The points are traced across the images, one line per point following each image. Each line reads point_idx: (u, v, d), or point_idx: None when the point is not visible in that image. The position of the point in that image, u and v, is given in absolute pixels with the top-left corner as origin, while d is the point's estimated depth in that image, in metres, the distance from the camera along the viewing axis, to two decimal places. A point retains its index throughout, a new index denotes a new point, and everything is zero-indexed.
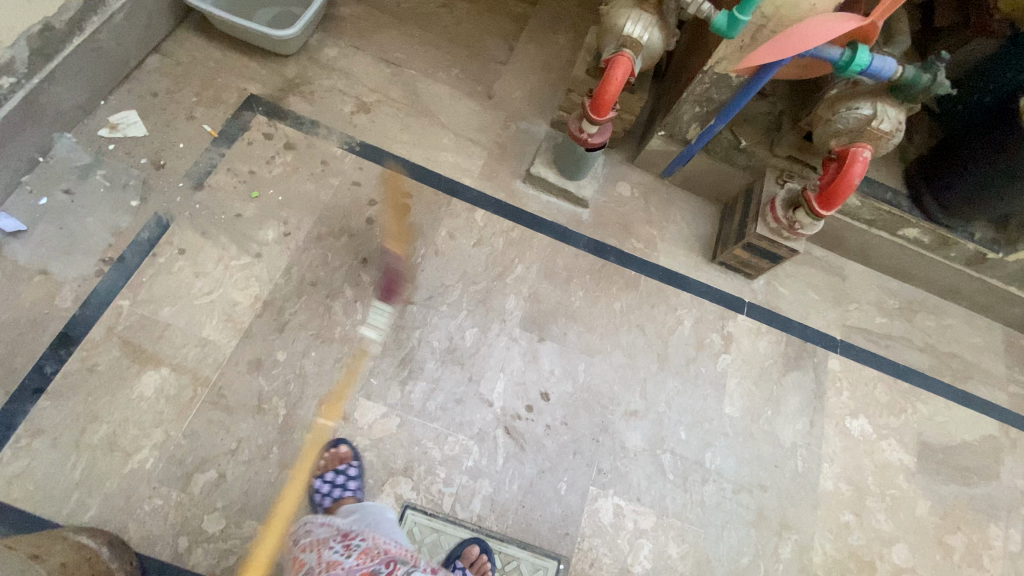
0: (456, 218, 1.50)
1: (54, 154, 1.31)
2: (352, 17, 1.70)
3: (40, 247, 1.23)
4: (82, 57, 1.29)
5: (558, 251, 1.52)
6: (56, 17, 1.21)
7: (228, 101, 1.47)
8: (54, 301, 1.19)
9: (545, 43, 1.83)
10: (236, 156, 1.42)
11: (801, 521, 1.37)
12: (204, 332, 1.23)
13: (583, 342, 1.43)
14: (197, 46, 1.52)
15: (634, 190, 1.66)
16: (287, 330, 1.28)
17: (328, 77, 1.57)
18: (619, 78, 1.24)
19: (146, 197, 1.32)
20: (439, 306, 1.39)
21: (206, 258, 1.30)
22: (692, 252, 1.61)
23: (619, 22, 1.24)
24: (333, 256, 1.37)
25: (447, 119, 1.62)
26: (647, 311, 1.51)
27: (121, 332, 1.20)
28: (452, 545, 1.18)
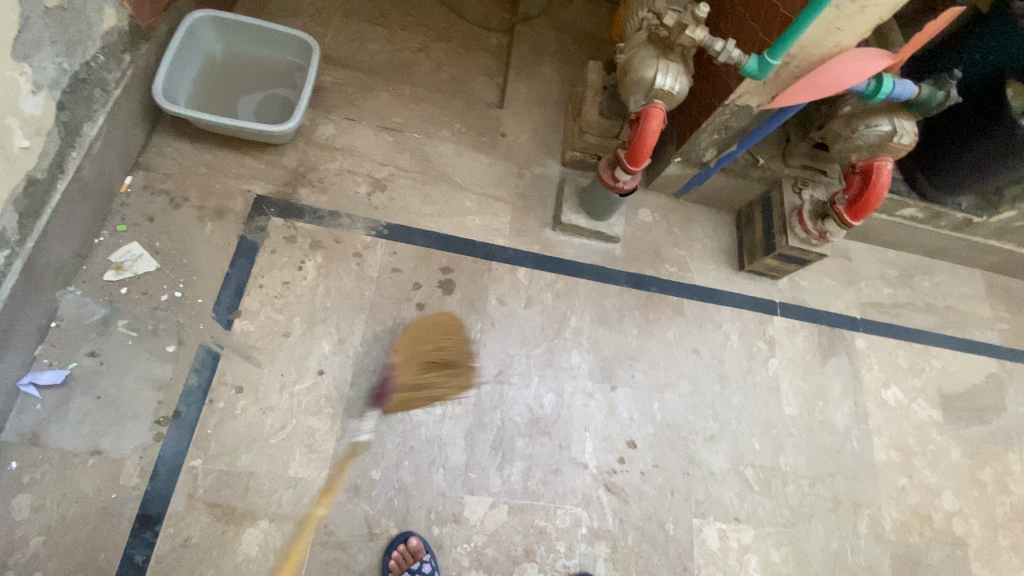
0: (501, 283, 1.47)
1: (63, 315, 1.17)
2: (335, 85, 1.60)
3: (82, 425, 1.10)
4: (71, 201, 1.14)
5: (604, 293, 1.53)
6: (38, 167, 1.05)
7: (235, 209, 1.36)
8: (119, 481, 1.09)
9: (533, 75, 1.80)
10: (262, 269, 1.32)
11: (868, 496, 1.51)
12: (291, 471, 1.17)
13: (649, 380, 1.47)
14: (182, 152, 1.37)
15: (655, 214, 1.68)
16: (373, 445, 1.23)
17: (333, 159, 1.48)
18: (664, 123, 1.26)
19: (183, 338, 1.21)
20: (510, 379, 1.37)
21: (268, 390, 1.22)
22: (722, 265, 1.68)
23: (647, 74, 1.24)
24: (395, 353, 1.32)
25: (463, 179, 1.58)
26: (698, 333, 1.56)
27: (204, 496, 1.11)
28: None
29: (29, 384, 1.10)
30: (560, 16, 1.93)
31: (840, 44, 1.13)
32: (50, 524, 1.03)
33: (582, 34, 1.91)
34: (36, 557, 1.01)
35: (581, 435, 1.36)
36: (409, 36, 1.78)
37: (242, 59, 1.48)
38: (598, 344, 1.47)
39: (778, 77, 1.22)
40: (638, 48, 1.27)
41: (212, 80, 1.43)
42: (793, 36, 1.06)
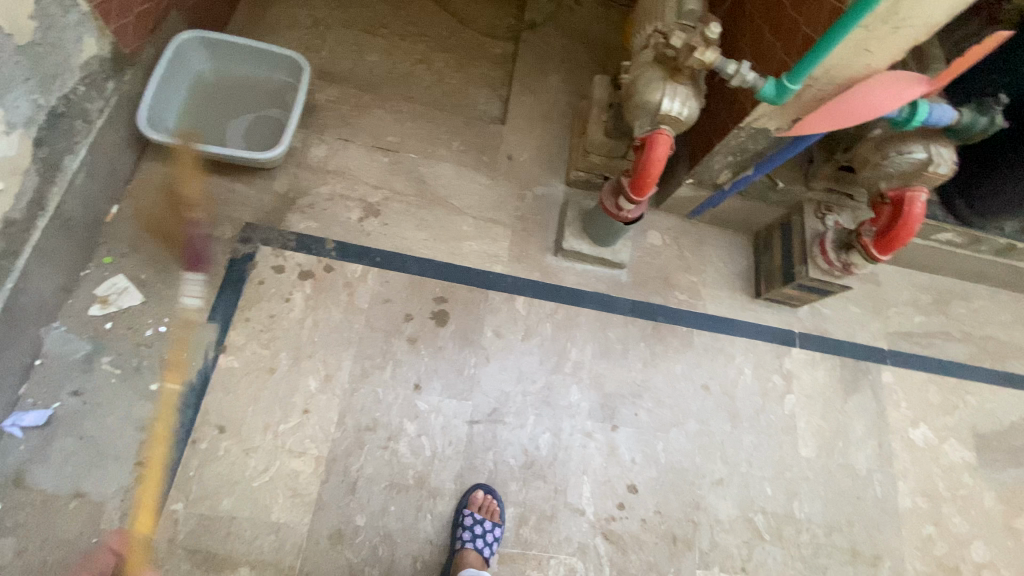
0: (497, 313, 1.40)
1: (48, 352, 1.15)
2: (330, 103, 1.54)
3: (64, 467, 1.09)
4: (52, 237, 1.11)
5: (607, 323, 1.45)
6: (14, 207, 1.02)
7: (223, 238, 1.32)
8: (100, 525, 1.07)
9: (538, 87, 1.71)
10: (250, 301, 1.28)
11: (890, 546, 1.41)
12: (274, 515, 1.14)
13: (655, 419, 1.38)
14: (171, 178, 1.34)
15: (665, 237, 1.58)
16: (359, 488, 1.19)
17: (325, 182, 1.43)
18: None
19: (167, 375, 1.19)
20: (504, 418, 1.30)
21: (252, 430, 1.18)
22: (736, 293, 1.57)
23: (653, 98, 1.14)
24: (384, 390, 1.27)
25: (461, 202, 1.51)
26: (708, 366, 1.47)
27: (185, 542, 1.09)
28: (456, 504, 1.22)
29: (12, 425, 1.09)
30: (569, 23, 1.83)
31: (869, 66, 1.01)
32: (30, 569, 1.02)
33: (592, 42, 1.81)
34: None
35: (577, 478, 1.29)
36: (410, 47, 1.71)
37: (233, 79, 1.44)
38: (600, 379, 1.39)
39: (798, 100, 1.11)
40: (644, 67, 1.17)
41: (201, 103, 1.39)
42: (815, 60, 0.94)
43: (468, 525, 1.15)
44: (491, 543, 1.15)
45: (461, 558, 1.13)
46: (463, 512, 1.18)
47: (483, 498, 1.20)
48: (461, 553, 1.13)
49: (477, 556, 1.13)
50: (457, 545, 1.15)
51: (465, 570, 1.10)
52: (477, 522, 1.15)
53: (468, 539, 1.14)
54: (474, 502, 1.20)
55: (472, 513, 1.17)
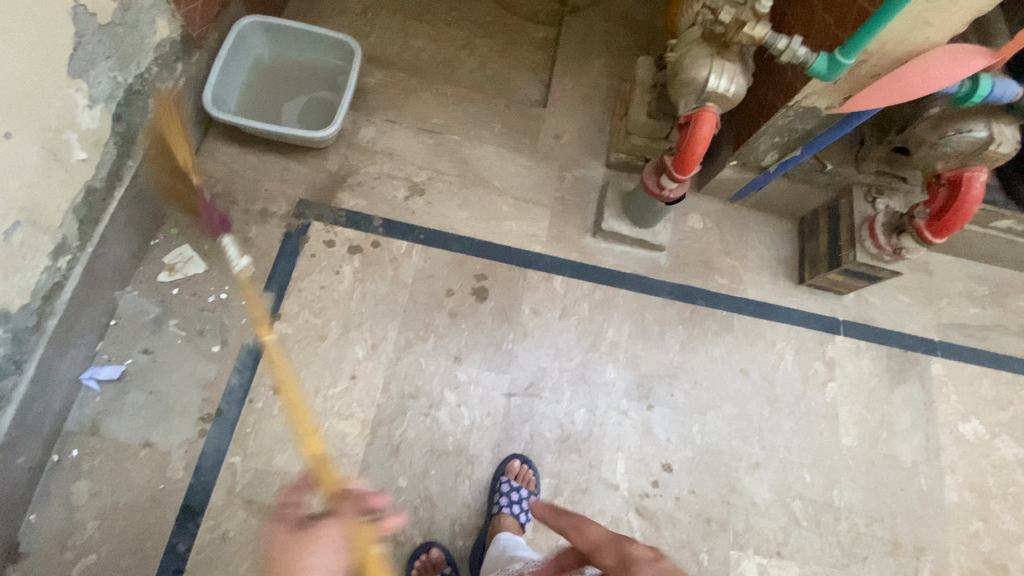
0: (535, 291, 1.43)
1: (121, 313, 1.24)
2: (379, 86, 1.60)
3: (135, 419, 1.18)
4: (127, 206, 1.20)
5: (645, 305, 1.45)
6: (96, 177, 1.11)
7: (278, 213, 1.39)
8: (167, 473, 1.16)
9: (580, 71, 1.72)
10: (302, 272, 1.35)
11: (934, 540, 1.37)
12: (323, 473, 1.20)
13: (692, 401, 1.38)
14: (231, 156, 1.42)
15: (706, 220, 1.57)
16: (402, 452, 1.24)
17: (373, 162, 1.49)
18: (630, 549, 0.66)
19: (227, 339, 1.27)
20: (541, 392, 1.33)
21: (303, 393, 1.25)
22: (778, 278, 1.55)
23: (700, 75, 1.14)
24: (426, 361, 1.33)
25: (502, 183, 1.54)
26: (748, 351, 1.46)
27: (242, 493, 1.16)
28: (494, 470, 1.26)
29: (90, 378, 1.18)
30: (613, 6, 1.83)
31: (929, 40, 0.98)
32: (105, 509, 1.11)
33: (634, 25, 1.81)
34: (93, 539, 1.09)
35: (612, 455, 1.30)
36: (454, 32, 1.75)
37: (289, 62, 1.51)
38: (637, 358, 1.39)
39: (851, 76, 1.08)
40: (691, 45, 1.17)
41: (260, 85, 1.47)
42: (869, 34, 0.93)
43: (505, 491, 1.19)
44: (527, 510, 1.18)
45: (497, 522, 1.16)
46: (500, 479, 1.22)
47: (520, 467, 1.24)
48: (498, 518, 1.17)
49: (513, 521, 1.16)
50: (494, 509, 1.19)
51: (501, 532, 1.13)
52: (513, 488, 1.19)
53: (505, 505, 1.18)
54: (511, 470, 1.23)
55: (509, 480, 1.21)
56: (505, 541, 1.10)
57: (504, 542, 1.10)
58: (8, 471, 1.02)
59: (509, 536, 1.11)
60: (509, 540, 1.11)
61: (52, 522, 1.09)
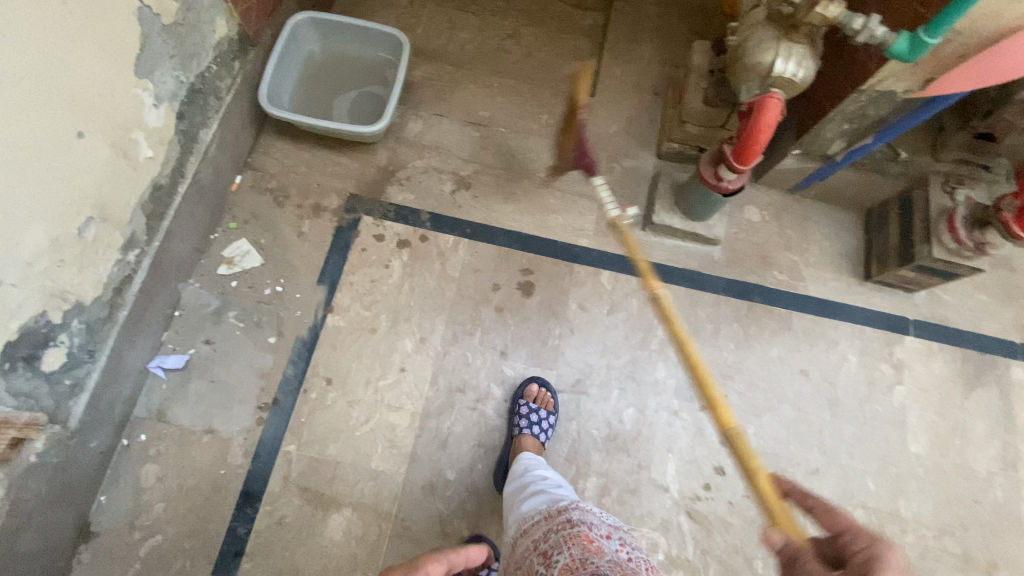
0: (582, 286, 1.40)
1: (185, 305, 1.30)
2: (425, 79, 1.60)
3: (198, 406, 1.23)
4: (189, 201, 1.25)
5: (698, 301, 1.40)
6: (162, 173, 1.15)
7: (329, 208, 1.42)
8: (228, 459, 1.20)
9: (630, 58, 1.66)
10: (353, 266, 1.38)
11: (1013, 558, 1.27)
12: (373, 464, 1.22)
13: (747, 402, 1.33)
14: (284, 152, 1.45)
15: (764, 213, 1.50)
16: (450, 445, 1.25)
17: (420, 156, 1.49)
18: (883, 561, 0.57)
19: (282, 331, 1.30)
20: (589, 390, 1.31)
21: (355, 384, 1.28)
22: (842, 274, 1.47)
23: (765, 60, 1.07)
24: (473, 355, 1.33)
25: (549, 176, 1.51)
26: (807, 350, 1.39)
27: (297, 480, 1.20)
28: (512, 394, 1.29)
29: (156, 367, 1.24)
30: None
31: None
32: (172, 491, 1.17)
33: (687, 8, 1.73)
34: (161, 519, 1.16)
35: (663, 456, 1.27)
36: (500, 22, 1.73)
37: (339, 57, 1.52)
38: None
39: (936, 57, 1.00)
40: (755, 28, 1.10)
41: (311, 81, 1.49)
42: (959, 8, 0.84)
43: (524, 414, 1.21)
44: (547, 429, 1.21)
45: (518, 440, 1.19)
46: (519, 402, 1.25)
47: (538, 391, 1.27)
48: (519, 438, 1.20)
49: (533, 442, 1.19)
50: (514, 432, 1.22)
51: (523, 451, 1.15)
52: (533, 410, 1.23)
53: (525, 427, 1.20)
54: (530, 394, 1.27)
55: (529, 402, 1.24)
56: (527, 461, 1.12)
57: (526, 460, 1.12)
58: (84, 453, 1.09)
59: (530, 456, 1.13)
60: (531, 460, 1.12)
61: (125, 501, 1.16)
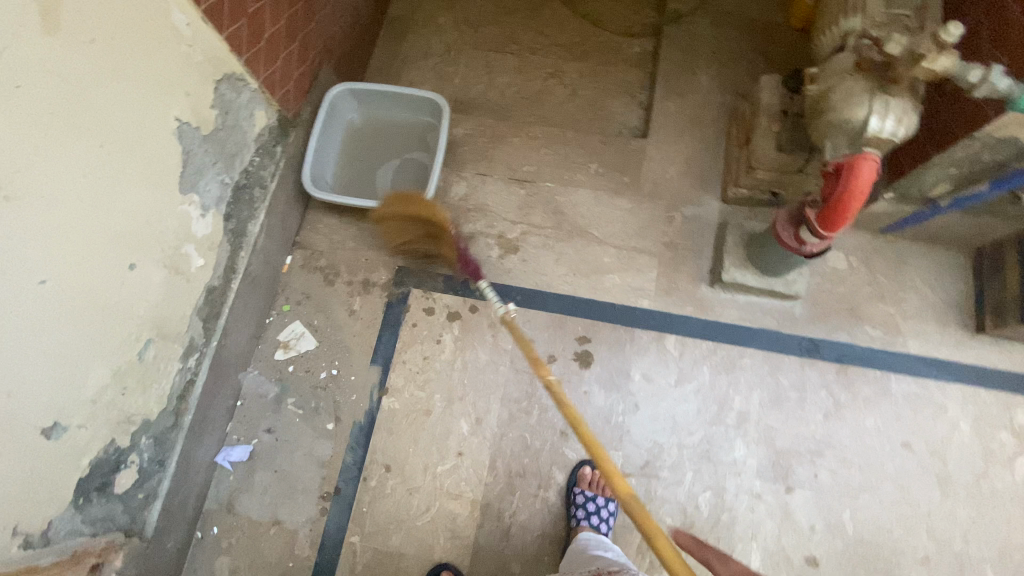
0: (646, 354, 1.31)
1: (246, 393, 1.31)
2: (467, 135, 1.54)
3: (264, 497, 1.24)
4: (242, 294, 1.25)
5: (777, 367, 1.28)
6: (213, 276, 1.15)
7: (379, 284, 1.40)
8: (295, 552, 1.21)
9: (685, 89, 1.52)
10: (405, 344, 1.35)
11: None
12: (437, 555, 1.20)
13: (839, 482, 1.20)
14: (332, 227, 1.44)
15: (850, 259, 1.34)
16: (514, 534, 1.21)
17: (467, 221, 1.44)
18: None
19: (340, 416, 1.29)
20: (659, 472, 1.22)
21: (413, 471, 1.25)
22: (947, 327, 1.29)
23: (856, 115, 0.93)
24: (532, 435, 1.27)
25: (603, 231, 1.41)
26: (908, 420, 1.23)
27: (363, 574, 1.19)
28: (566, 478, 1.23)
29: (224, 458, 1.27)
30: (719, 8, 1.60)
31: None
32: None
33: (747, 27, 1.57)
34: None
35: (746, 545, 1.17)
36: (540, 61, 1.63)
37: (379, 124, 1.49)
38: (770, 432, 1.24)
39: None
40: (840, 77, 0.97)
41: (353, 152, 1.47)
42: None
43: (581, 504, 1.17)
44: (607, 518, 1.16)
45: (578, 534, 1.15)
46: (574, 491, 1.20)
47: (592, 474, 1.22)
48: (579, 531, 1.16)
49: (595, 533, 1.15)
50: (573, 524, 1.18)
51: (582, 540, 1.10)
52: (589, 499, 1.18)
53: (584, 517, 1.16)
54: (583, 480, 1.21)
55: (584, 490, 1.19)
56: (584, 541, 1.09)
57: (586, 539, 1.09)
58: (160, 555, 1.12)
59: (592, 534, 1.11)
60: (594, 539, 1.10)
61: None
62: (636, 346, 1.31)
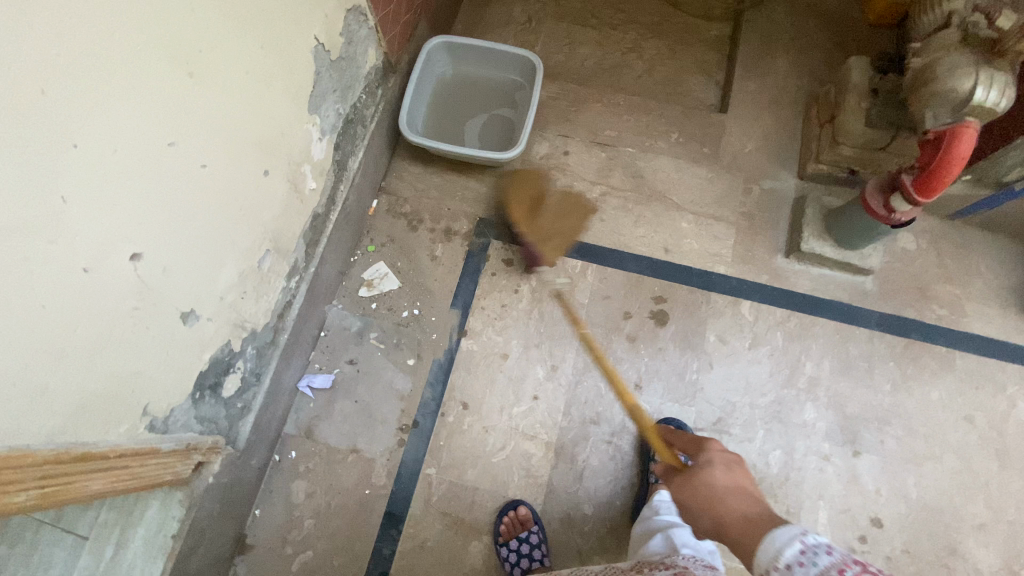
0: (720, 317, 1.35)
1: (330, 325, 1.35)
2: (550, 99, 1.58)
3: (344, 425, 1.28)
4: (338, 227, 1.28)
5: (848, 337, 1.32)
6: (319, 202, 1.18)
7: (461, 232, 1.43)
8: (372, 479, 1.24)
9: (765, 71, 1.58)
10: (484, 290, 1.38)
11: None
12: (510, 492, 1.23)
13: (906, 450, 1.24)
14: (416, 175, 1.48)
15: (920, 241, 1.38)
16: (586, 478, 1.24)
17: (548, 179, 1.48)
18: (706, 447, 0.86)
19: (421, 354, 1.33)
20: (731, 429, 1.26)
21: (490, 410, 1.28)
22: (1013, 311, 1.33)
23: (961, 86, 0.97)
24: (606, 386, 1.30)
25: (680, 198, 1.46)
26: (974, 396, 1.27)
27: (438, 504, 1.22)
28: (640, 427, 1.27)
29: (306, 385, 1.30)
30: None
31: None
32: (321, 508, 1.22)
33: (826, 17, 1.62)
34: (311, 534, 1.21)
35: (813, 503, 1.20)
36: (621, 35, 1.68)
37: (468, 80, 1.54)
38: (839, 398, 1.27)
39: None
40: (948, 50, 1.02)
41: (442, 105, 1.51)
42: None
43: None
44: None
45: (655, 489, 1.16)
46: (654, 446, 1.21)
47: (675, 433, 1.23)
48: (655, 486, 1.17)
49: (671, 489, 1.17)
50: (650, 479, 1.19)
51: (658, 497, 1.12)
52: None
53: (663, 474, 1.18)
54: None
55: None
56: (658, 503, 1.11)
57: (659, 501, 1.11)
58: (247, 469, 1.15)
59: (666, 496, 1.12)
60: (668, 501, 1.11)
61: (280, 515, 1.22)
62: (711, 308, 1.35)
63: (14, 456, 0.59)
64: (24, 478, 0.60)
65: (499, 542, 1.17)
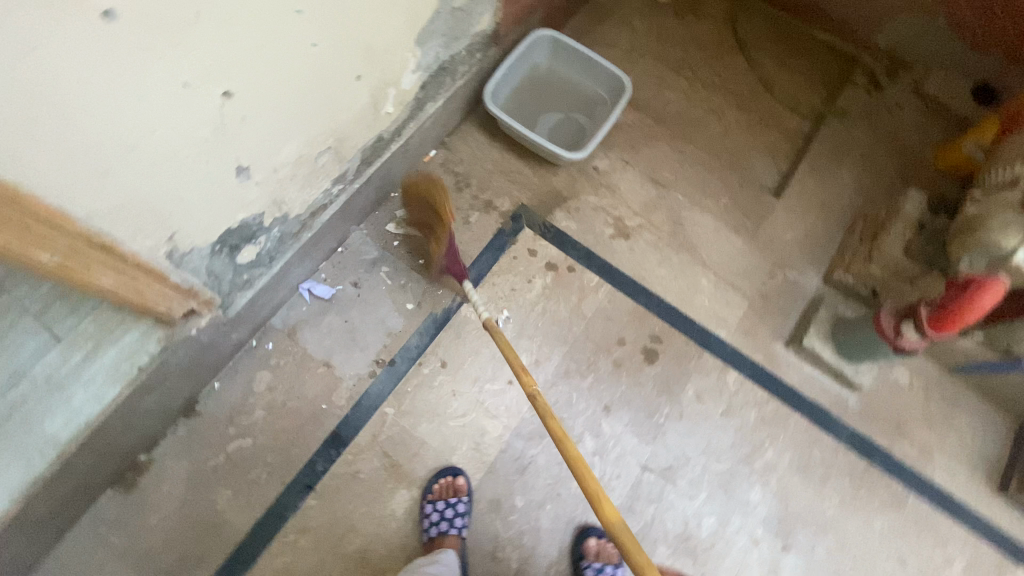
0: (705, 376, 1.38)
1: (349, 245, 1.39)
2: (625, 125, 1.64)
3: (326, 338, 1.31)
4: (393, 159, 1.33)
5: (815, 440, 1.35)
6: (387, 129, 1.23)
7: (500, 209, 1.48)
8: (332, 397, 1.27)
9: (826, 175, 1.64)
10: (500, 268, 1.42)
11: None
12: (454, 458, 1.25)
13: (831, 563, 1.26)
14: (479, 144, 1.54)
15: (913, 379, 1.42)
16: (528, 473, 1.26)
17: (595, 194, 1.54)
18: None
19: (421, 302, 1.36)
20: (677, 480, 1.28)
21: (464, 377, 1.31)
22: (975, 476, 1.36)
23: (1005, 242, 1.04)
24: (578, 398, 1.33)
25: (709, 257, 1.50)
26: (912, 539, 1.29)
27: (383, 443, 1.25)
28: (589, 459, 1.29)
29: (306, 289, 1.33)
30: (881, 122, 1.73)
31: None
32: (275, 405, 1.25)
33: (899, 148, 1.69)
34: (257, 424, 1.23)
35: None
36: (709, 95, 1.74)
37: (558, 79, 1.61)
38: (786, 492, 1.30)
39: None
40: (1004, 207, 1.08)
41: (526, 91, 1.58)
42: None
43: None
44: None
45: None
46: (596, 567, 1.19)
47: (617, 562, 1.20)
48: None
49: None
50: None
51: None
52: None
53: None
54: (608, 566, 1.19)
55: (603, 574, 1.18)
56: None
57: None
58: (225, 341, 1.18)
59: None
60: None
61: (235, 396, 1.24)
62: (699, 366, 1.39)
63: (58, 218, 0.67)
64: (54, 240, 0.69)
65: (427, 498, 1.19)
